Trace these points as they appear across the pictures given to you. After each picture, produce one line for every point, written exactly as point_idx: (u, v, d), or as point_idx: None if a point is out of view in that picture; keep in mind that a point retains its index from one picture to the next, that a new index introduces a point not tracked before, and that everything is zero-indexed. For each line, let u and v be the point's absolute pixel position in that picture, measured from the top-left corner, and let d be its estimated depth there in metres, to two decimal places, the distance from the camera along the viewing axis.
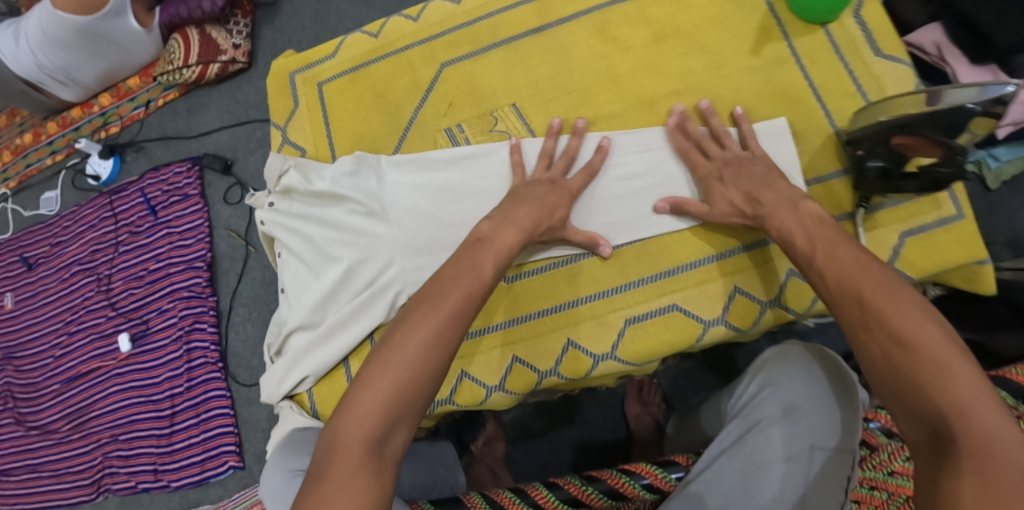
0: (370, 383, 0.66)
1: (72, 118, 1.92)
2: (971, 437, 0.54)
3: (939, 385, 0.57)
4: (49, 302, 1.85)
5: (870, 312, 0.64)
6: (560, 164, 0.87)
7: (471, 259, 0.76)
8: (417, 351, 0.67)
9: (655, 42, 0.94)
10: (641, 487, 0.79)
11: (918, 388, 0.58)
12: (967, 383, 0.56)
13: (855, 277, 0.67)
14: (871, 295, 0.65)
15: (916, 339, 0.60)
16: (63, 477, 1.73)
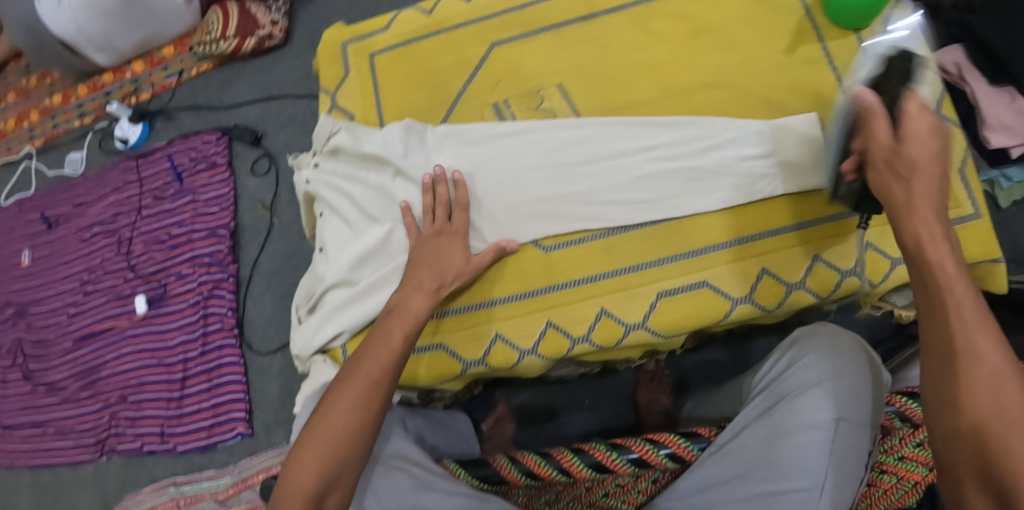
0: (301, 455, 0.74)
1: (103, 83, 1.95)
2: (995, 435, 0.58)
3: (985, 392, 0.59)
4: (67, 261, 1.87)
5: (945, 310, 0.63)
6: (440, 211, 0.90)
7: (384, 332, 0.81)
8: (347, 418, 0.75)
9: (693, 36, 0.97)
10: (664, 456, 0.84)
11: (981, 471, 0.58)
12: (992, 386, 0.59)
13: (964, 344, 0.61)
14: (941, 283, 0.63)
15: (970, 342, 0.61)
16: (68, 435, 1.74)
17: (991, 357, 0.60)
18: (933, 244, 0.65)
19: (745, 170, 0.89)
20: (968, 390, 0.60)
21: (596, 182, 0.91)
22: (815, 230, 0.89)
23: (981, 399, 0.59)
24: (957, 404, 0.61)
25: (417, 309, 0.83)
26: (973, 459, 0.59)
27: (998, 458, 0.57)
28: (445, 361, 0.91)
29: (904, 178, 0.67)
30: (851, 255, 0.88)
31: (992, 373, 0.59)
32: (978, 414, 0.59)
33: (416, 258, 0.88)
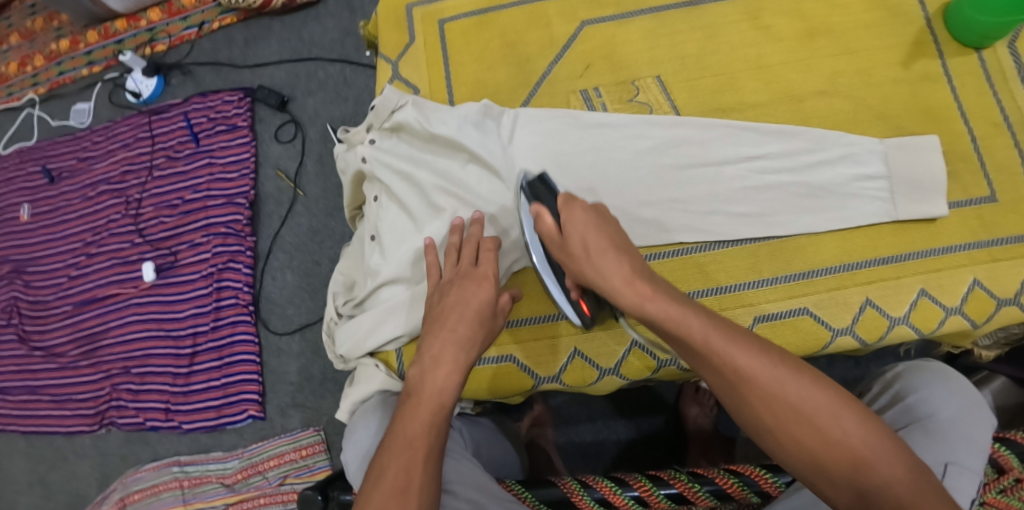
0: None
1: (116, 30, 1.82)
2: (823, 434, 0.63)
3: (791, 413, 0.64)
4: (70, 219, 1.75)
5: (716, 361, 0.66)
6: (467, 253, 0.79)
7: (405, 424, 0.68)
8: (394, 491, 0.63)
9: (807, 37, 0.88)
10: (750, 492, 0.77)
11: (834, 478, 0.62)
12: (788, 382, 0.65)
13: (735, 373, 0.65)
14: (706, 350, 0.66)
15: (752, 374, 0.65)
16: (64, 404, 1.64)
17: (757, 365, 0.65)
18: (634, 285, 0.70)
19: (858, 191, 0.82)
20: (767, 414, 0.65)
21: (691, 190, 0.83)
22: (927, 261, 0.81)
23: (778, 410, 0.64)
24: (772, 419, 0.65)
25: (444, 388, 0.70)
26: (825, 470, 0.63)
27: (837, 460, 0.62)
28: (515, 374, 0.84)
29: (578, 261, 0.73)
30: (958, 292, 0.80)
31: (777, 376, 0.65)
32: (792, 427, 0.64)
33: (435, 310, 0.75)
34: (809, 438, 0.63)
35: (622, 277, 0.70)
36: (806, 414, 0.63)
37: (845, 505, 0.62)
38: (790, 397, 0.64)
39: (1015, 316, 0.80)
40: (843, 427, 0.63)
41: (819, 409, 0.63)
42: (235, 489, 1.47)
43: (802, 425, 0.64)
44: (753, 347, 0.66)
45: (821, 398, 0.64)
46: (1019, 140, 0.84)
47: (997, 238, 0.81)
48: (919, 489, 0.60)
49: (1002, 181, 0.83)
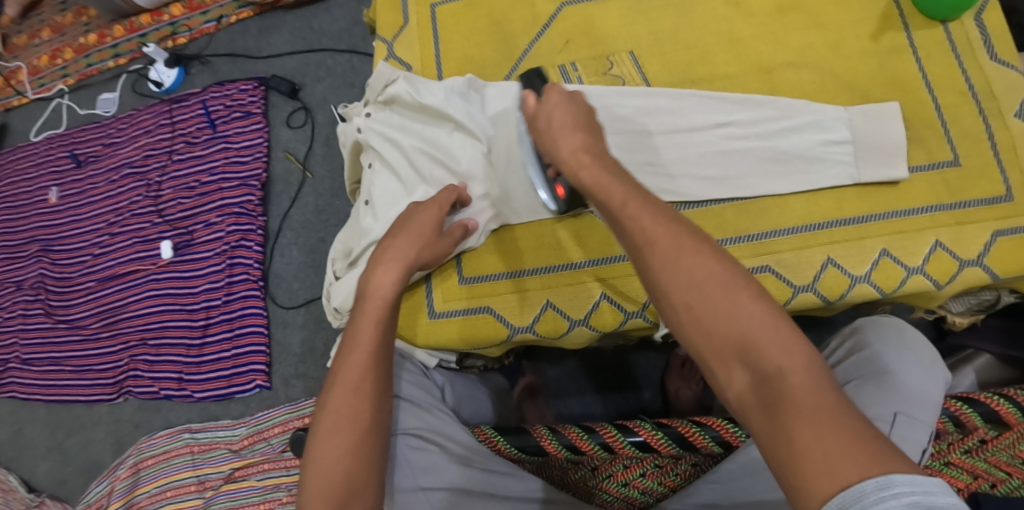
0: (316, 447, 0.71)
1: (140, 24, 1.92)
2: (747, 347, 0.58)
3: (722, 323, 0.59)
4: (94, 201, 1.84)
5: (652, 258, 0.64)
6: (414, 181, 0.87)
7: (355, 324, 0.76)
8: (349, 391, 0.72)
9: (778, 13, 0.94)
10: (711, 440, 0.81)
11: (727, 358, 0.59)
12: (721, 284, 0.60)
13: (672, 268, 0.62)
14: (654, 247, 0.64)
15: (690, 274, 0.61)
16: (85, 374, 1.72)
17: (699, 269, 0.62)
18: (577, 154, 0.74)
19: (823, 155, 0.87)
20: (671, 285, 0.62)
21: (665, 155, 0.89)
22: (887, 223, 0.85)
23: (704, 318, 0.60)
24: (685, 296, 0.61)
25: (383, 286, 0.78)
26: (714, 347, 0.59)
27: (728, 339, 0.59)
28: (491, 324, 0.90)
29: (543, 136, 0.79)
30: (920, 252, 0.84)
31: (693, 260, 0.62)
32: (692, 300, 0.61)
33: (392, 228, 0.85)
34: (707, 315, 0.60)
35: (572, 147, 0.75)
36: (735, 329, 0.59)
37: (735, 391, 0.59)
38: (701, 274, 0.61)
39: (976, 277, 0.83)
40: (771, 349, 0.57)
41: (736, 300, 0.60)
42: (241, 454, 1.54)
43: (730, 330, 0.59)
44: (708, 252, 0.62)
45: (734, 283, 0.60)
46: (984, 108, 0.88)
47: (961, 201, 0.85)
48: (813, 383, 0.56)
49: (965, 146, 0.87)
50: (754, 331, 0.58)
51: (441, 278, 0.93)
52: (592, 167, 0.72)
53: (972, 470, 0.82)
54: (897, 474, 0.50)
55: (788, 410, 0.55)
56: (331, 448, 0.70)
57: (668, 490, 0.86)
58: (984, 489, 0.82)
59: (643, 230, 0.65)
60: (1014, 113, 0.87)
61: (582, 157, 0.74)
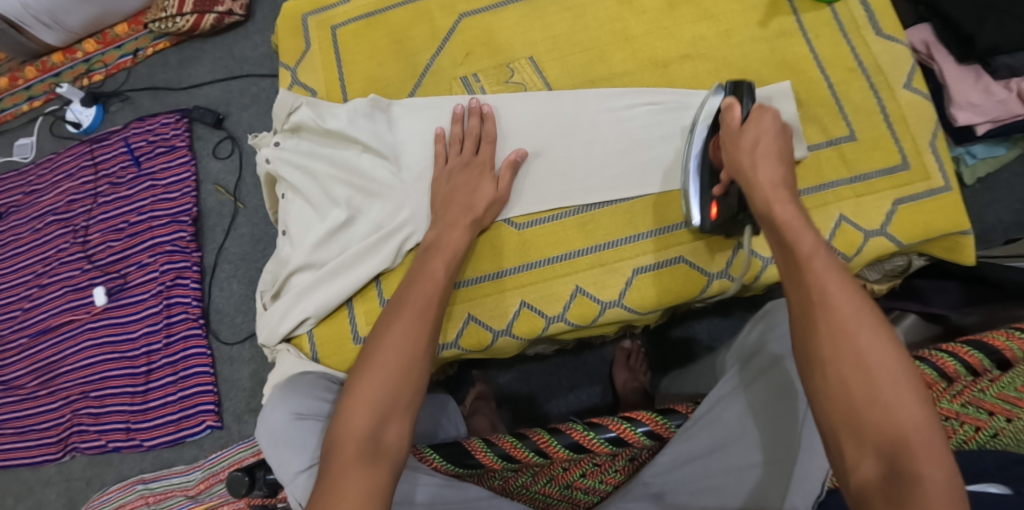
0: (358, 386, 0.70)
1: (53, 63, 1.85)
2: (895, 440, 0.58)
3: (875, 407, 0.59)
4: (19, 252, 1.76)
5: (828, 322, 0.62)
6: (469, 144, 0.89)
7: (428, 264, 0.80)
8: (403, 339, 0.73)
9: (669, 7, 0.95)
10: (642, 434, 0.82)
11: (864, 443, 0.58)
12: (890, 373, 0.60)
13: (844, 340, 0.61)
14: (836, 312, 0.62)
15: (862, 354, 0.61)
16: (27, 435, 1.64)
17: (872, 352, 0.61)
18: (776, 186, 0.72)
19: None
20: (835, 356, 0.62)
21: (572, 158, 0.90)
22: None
23: (860, 396, 0.60)
24: (848, 373, 0.61)
25: (436, 270, 0.80)
26: (858, 432, 0.59)
27: (876, 429, 0.58)
28: None
29: (741, 153, 0.76)
30: (826, 228, 0.87)
31: (873, 341, 0.61)
32: (851, 378, 0.60)
33: (447, 193, 0.86)
34: (864, 395, 0.59)
35: (771, 179, 0.73)
36: (889, 422, 0.58)
37: (860, 477, 0.58)
38: (872, 360, 0.60)
39: (883, 246, 0.86)
40: (918, 454, 0.57)
41: (898, 397, 0.59)
42: (199, 499, 1.50)
43: (887, 419, 0.58)
44: (887, 340, 0.61)
45: (902, 378, 0.60)
46: (874, 83, 0.91)
47: (861, 175, 0.88)
48: (949, 498, 0.55)
49: (860, 121, 0.90)
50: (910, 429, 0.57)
51: (361, 301, 0.91)
52: (776, 205, 0.71)
53: None
54: None
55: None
56: (387, 363, 0.71)
57: (610, 486, 0.88)
58: None
59: (821, 295, 0.64)
60: (902, 86, 0.91)
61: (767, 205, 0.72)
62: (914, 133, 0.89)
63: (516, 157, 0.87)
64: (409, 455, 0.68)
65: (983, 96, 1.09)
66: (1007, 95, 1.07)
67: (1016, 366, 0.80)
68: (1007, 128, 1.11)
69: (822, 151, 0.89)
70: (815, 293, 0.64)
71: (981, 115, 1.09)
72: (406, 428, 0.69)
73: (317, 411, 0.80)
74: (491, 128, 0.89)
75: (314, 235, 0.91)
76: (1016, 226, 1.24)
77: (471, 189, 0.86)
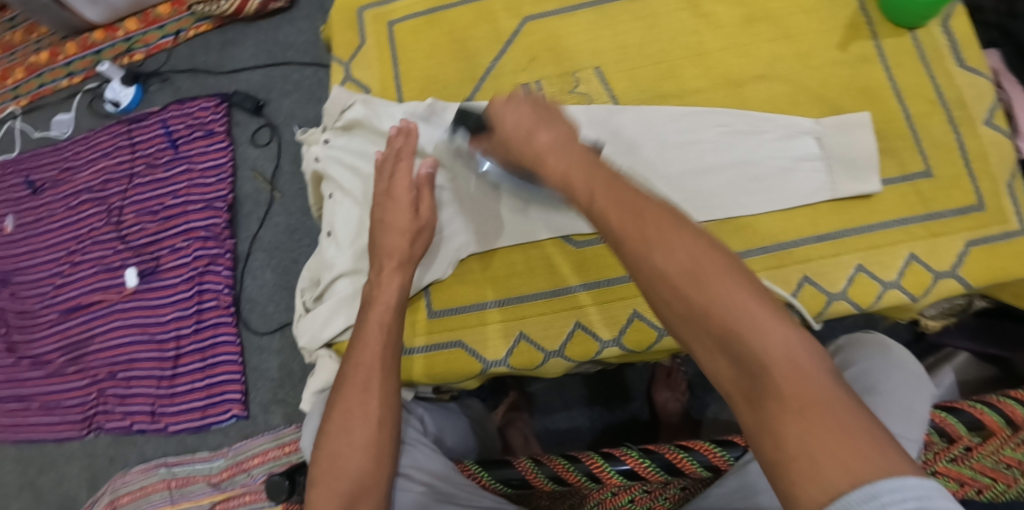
0: (319, 481, 0.72)
1: (94, 41, 1.83)
2: (726, 335, 0.54)
3: (693, 310, 0.56)
4: (53, 228, 1.76)
5: (637, 257, 0.59)
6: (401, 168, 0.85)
7: (364, 325, 0.80)
8: (359, 420, 0.74)
9: (746, 24, 0.92)
10: (699, 465, 0.79)
11: (710, 348, 0.55)
12: (699, 271, 0.56)
13: (647, 262, 0.58)
14: (631, 241, 0.60)
15: (665, 268, 0.57)
16: (53, 411, 1.65)
17: (670, 260, 0.57)
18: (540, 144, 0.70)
19: (796, 169, 0.86)
20: (648, 281, 0.59)
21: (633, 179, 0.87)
22: (864, 237, 0.84)
23: (678, 307, 0.56)
24: (663, 287, 0.57)
25: (374, 331, 0.79)
26: (699, 339, 0.56)
27: (713, 330, 0.55)
28: (464, 359, 0.86)
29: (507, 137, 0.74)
30: (895, 266, 0.83)
31: (669, 244, 0.58)
32: (671, 290, 0.57)
33: (375, 232, 0.84)
34: (682, 307, 0.56)
35: (548, 147, 0.70)
36: (716, 321, 0.54)
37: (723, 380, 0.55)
38: (675, 268, 0.57)
39: (952, 288, 0.83)
40: (753, 338, 0.53)
41: (715, 289, 0.55)
42: (221, 488, 1.49)
43: (706, 316, 0.55)
44: (680, 237, 0.58)
45: (708, 267, 0.56)
46: (955, 116, 0.87)
47: (935, 212, 0.85)
48: (798, 368, 0.52)
49: (938, 156, 0.86)
50: (732, 322, 0.54)
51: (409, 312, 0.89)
52: (558, 159, 0.68)
53: (958, 477, 0.82)
54: (883, 479, 0.47)
55: (775, 410, 0.51)
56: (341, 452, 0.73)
57: None
58: (971, 496, 0.82)
59: (619, 221, 0.61)
60: (983, 122, 0.87)
61: (548, 159, 0.69)
62: (995, 170, 0.85)
63: (427, 170, 0.86)
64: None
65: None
66: None
67: None
68: None
69: (898, 185, 0.86)
70: (613, 222, 0.61)
71: None
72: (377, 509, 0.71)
73: None
74: (401, 143, 0.86)
75: (357, 238, 0.91)
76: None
77: (394, 219, 0.84)
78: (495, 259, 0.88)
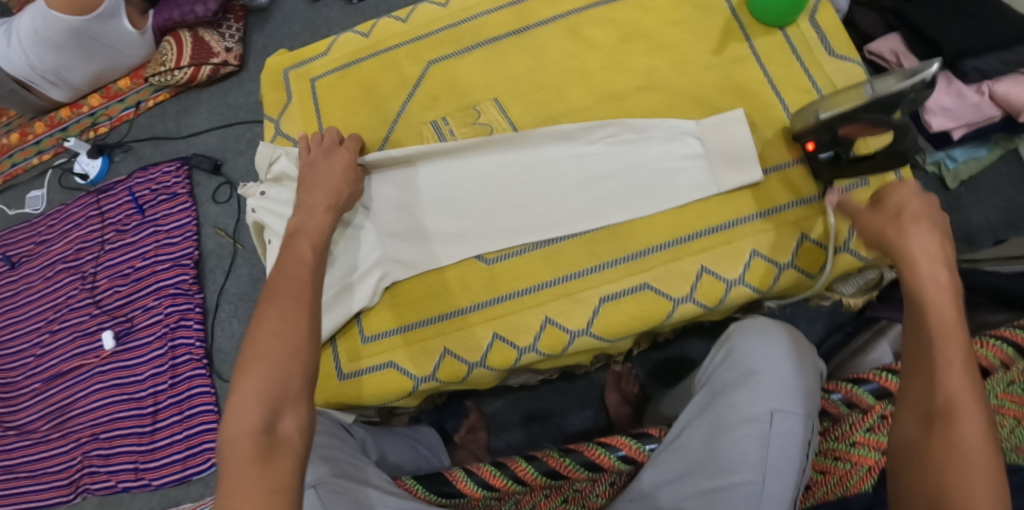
0: (241, 385, 0.72)
1: (60, 118, 1.92)
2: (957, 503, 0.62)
3: (957, 458, 0.64)
4: (31, 300, 1.82)
5: (949, 411, 0.66)
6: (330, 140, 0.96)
7: (296, 250, 0.85)
8: (287, 329, 0.76)
9: (624, 42, 1.00)
10: (616, 458, 0.84)
11: (934, 508, 0.64)
12: (978, 448, 0.64)
13: (949, 407, 0.66)
14: (949, 387, 0.67)
15: (962, 435, 0.64)
16: (40, 478, 1.68)
17: (971, 435, 0.64)
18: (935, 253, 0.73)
19: (683, 168, 0.93)
20: (934, 422, 0.66)
21: (534, 196, 0.94)
22: (755, 224, 0.91)
23: (939, 459, 0.65)
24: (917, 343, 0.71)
25: (305, 257, 0.84)
26: (929, 496, 0.64)
27: (948, 495, 0.63)
28: (396, 378, 0.93)
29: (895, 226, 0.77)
30: (788, 248, 0.90)
31: (967, 417, 0.65)
32: (949, 448, 0.64)
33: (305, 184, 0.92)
34: (949, 466, 0.64)
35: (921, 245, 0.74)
36: (960, 489, 0.62)
37: None
38: (962, 434, 0.64)
39: (850, 262, 0.89)
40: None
41: (979, 471, 0.63)
42: None
43: (956, 490, 0.63)
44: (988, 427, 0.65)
45: (989, 459, 0.63)
46: None
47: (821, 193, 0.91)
48: None
49: None
50: (978, 505, 0.61)
51: (344, 340, 0.96)
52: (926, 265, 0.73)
53: (878, 446, 0.79)
54: None
55: None
56: (268, 352, 0.75)
57: None
58: None
59: (939, 369, 0.68)
60: None
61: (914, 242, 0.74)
62: None
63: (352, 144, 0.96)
64: (310, 437, 0.72)
65: (954, 99, 1.14)
66: (975, 99, 1.13)
67: (993, 373, 0.83)
68: (981, 130, 1.18)
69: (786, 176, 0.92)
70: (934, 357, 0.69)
71: (954, 119, 1.15)
72: (303, 416, 0.73)
73: None
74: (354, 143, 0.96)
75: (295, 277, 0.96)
76: (1003, 226, 1.28)
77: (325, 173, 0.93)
78: (420, 284, 0.95)
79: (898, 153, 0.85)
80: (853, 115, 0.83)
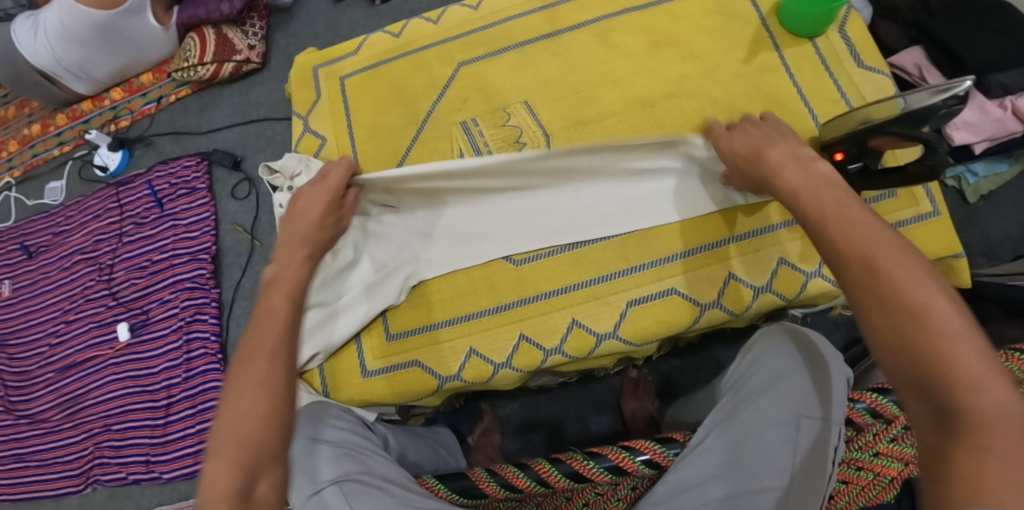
0: (215, 453, 0.66)
1: (82, 111, 1.94)
2: (932, 357, 0.57)
3: (910, 315, 0.59)
4: (48, 290, 1.83)
5: (886, 281, 0.61)
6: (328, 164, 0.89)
7: (267, 302, 0.77)
8: (258, 383, 0.70)
9: (654, 49, 1.01)
10: (640, 462, 0.83)
11: (912, 373, 0.58)
12: (931, 301, 0.59)
13: (884, 272, 0.61)
14: (880, 260, 0.62)
15: (913, 299, 0.60)
16: (51, 468, 1.69)
17: (934, 303, 0.59)
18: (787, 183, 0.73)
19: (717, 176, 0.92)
20: (877, 295, 0.61)
21: (566, 200, 0.94)
22: (782, 232, 0.92)
23: (884, 322, 0.60)
24: (876, 315, 0.61)
25: (279, 304, 0.77)
26: (900, 364, 0.59)
27: (921, 354, 0.58)
28: (421, 376, 0.94)
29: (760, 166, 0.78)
30: (814, 257, 0.91)
31: (906, 271, 0.61)
32: (894, 307, 0.60)
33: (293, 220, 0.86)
34: (899, 333, 0.59)
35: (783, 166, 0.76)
36: (929, 344, 0.58)
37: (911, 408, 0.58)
38: (910, 291, 0.60)
39: None
40: (966, 369, 0.56)
41: (937, 319, 0.58)
42: None
43: (926, 344, 0.58)
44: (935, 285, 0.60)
45: (949, 309, 0.59)
46: None
47: None
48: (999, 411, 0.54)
49: None
50: (955, 354, 0.56)
51: (368, 336, 0.97)
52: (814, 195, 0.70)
53: (902, 457, 0.80)
54: None
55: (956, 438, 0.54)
56: (240, 410, 0.68)
57: None
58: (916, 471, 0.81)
59: (856, 244, 0.64)
60: None
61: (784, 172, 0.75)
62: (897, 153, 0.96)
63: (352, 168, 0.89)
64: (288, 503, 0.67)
65: (976, 113, 1.14)
66: (1000, 113, 1.12)
67: None
68: (1004, 145, 1.17)
69: None
70: (842, 244, 0.65)
71: (978, 134, 1.14)
72: (279, 479, 0.67)
73: (328, 437, 0.85)
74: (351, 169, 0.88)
75: None
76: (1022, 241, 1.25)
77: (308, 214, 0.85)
78: (444, 284, 0.96)
79: (926, 167, 0.82)
80: (879, 127, 0.82)
